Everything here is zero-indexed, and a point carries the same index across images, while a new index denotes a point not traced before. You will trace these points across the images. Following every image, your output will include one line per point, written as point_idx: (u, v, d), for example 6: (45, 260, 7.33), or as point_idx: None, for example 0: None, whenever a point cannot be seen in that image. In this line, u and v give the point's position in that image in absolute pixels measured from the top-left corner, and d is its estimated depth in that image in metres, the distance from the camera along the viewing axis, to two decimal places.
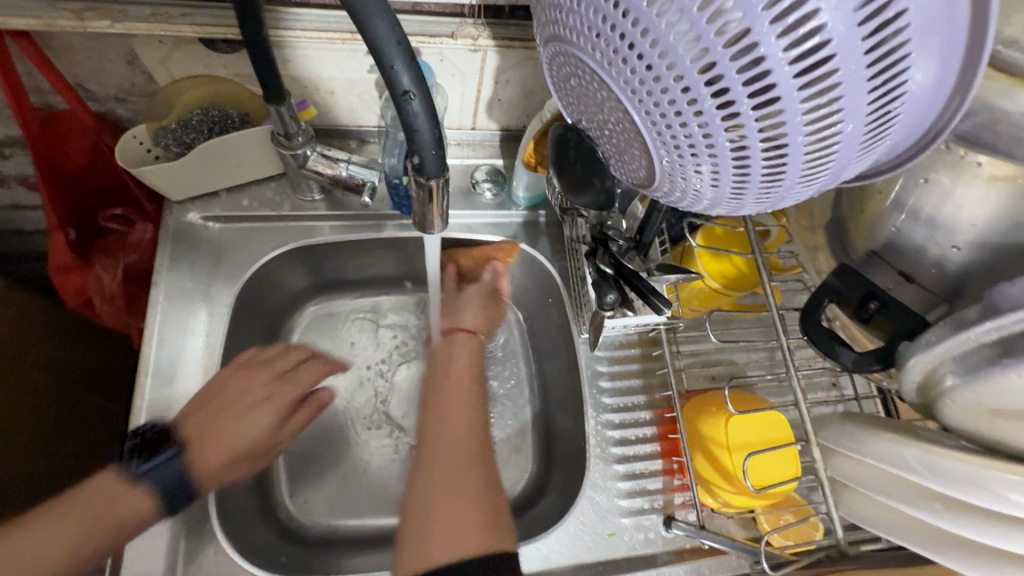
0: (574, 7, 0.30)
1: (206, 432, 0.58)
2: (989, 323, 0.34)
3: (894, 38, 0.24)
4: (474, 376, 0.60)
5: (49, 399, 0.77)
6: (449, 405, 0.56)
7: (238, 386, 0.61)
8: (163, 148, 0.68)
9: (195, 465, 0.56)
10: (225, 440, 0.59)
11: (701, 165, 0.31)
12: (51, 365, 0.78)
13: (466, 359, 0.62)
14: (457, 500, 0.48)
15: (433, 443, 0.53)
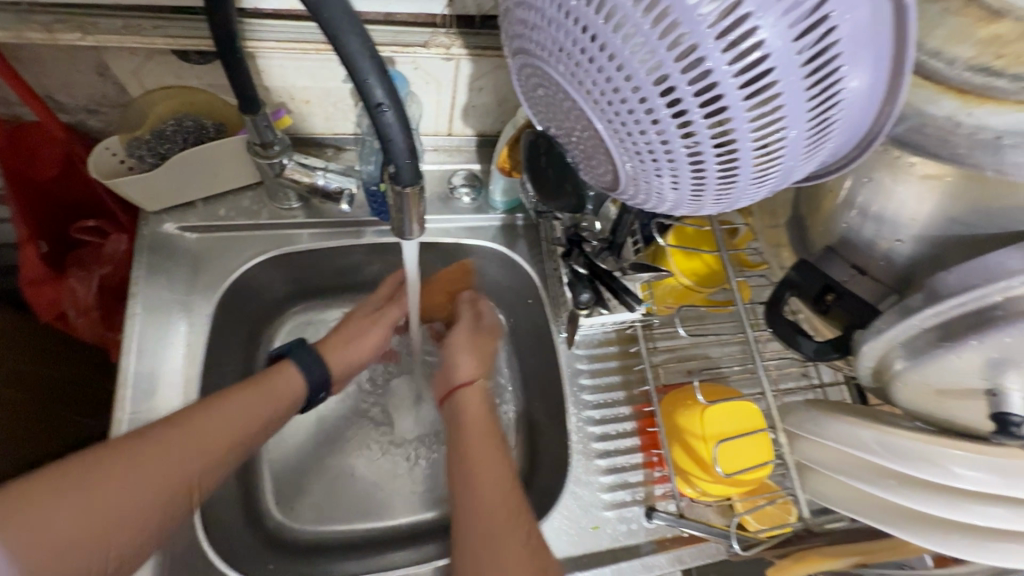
0: (537, 24, 0.31)
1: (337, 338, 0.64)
2: (930, 309, 0.36)
3: (828, 52, 0.26)
4: (492, 425, 0.56)
5: (22, 416, 0.76)
6: (472, 460, 0.52)
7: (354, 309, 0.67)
8: (137, 159, 0.68)
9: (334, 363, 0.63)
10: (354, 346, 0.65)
11: (661, 169, 0.33)
12: (24, 381, 0.77)
13: (478, 411, 0.57)
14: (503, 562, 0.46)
15: (465, 501, 0.50)
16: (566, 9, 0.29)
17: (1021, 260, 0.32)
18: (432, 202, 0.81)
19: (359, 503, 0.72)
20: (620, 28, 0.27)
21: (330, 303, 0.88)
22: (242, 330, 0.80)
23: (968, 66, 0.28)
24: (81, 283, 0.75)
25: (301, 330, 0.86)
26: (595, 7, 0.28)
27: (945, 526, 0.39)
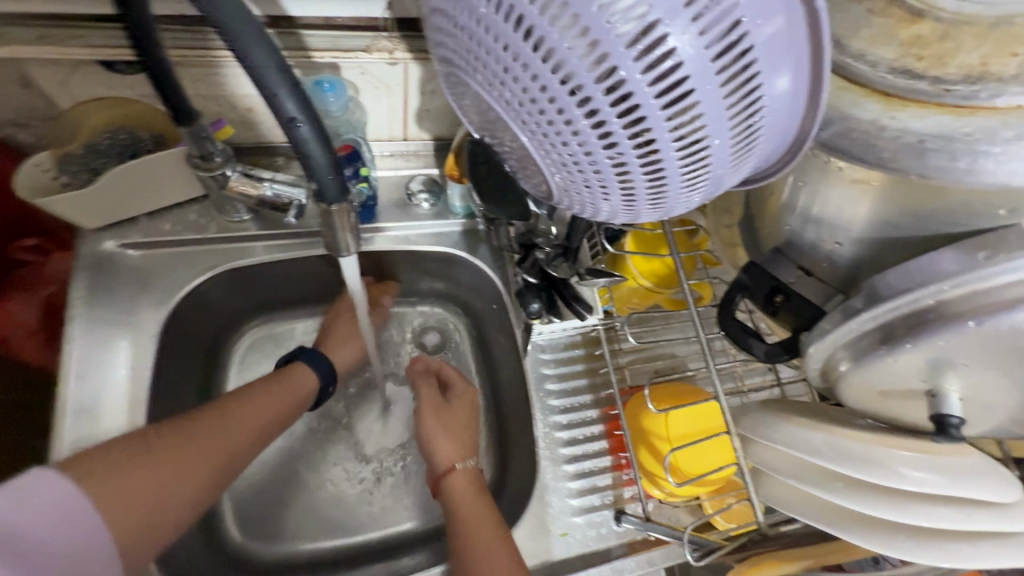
0: (453, 33, 0.30)
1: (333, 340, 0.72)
2: (868, 312, 0.35)
3: (743, 58, 0.25)
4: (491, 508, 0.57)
5: None
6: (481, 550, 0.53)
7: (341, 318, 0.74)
8: (71, 174, 0.64)
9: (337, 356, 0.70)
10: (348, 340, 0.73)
11: (590, 180, 0.32)
12: None
13: (471, 499, 0.58)
14: None
15: None
16: (477, 17, 0.28)
17: (954, 261, 0.32)
18: (389, 209, 0.78)
19: (326, 521, 0.72)
20: (530, 36, 0.26)
21: (292, 315, 0.86)
22: (196, 348, 0.77)
23: (890, 69, 0.27)
24: (20, 304, 0.71)
25: (262, 344, 0.85)
26: (503, 14, 0.26)
27: (891, 528, 0.39)
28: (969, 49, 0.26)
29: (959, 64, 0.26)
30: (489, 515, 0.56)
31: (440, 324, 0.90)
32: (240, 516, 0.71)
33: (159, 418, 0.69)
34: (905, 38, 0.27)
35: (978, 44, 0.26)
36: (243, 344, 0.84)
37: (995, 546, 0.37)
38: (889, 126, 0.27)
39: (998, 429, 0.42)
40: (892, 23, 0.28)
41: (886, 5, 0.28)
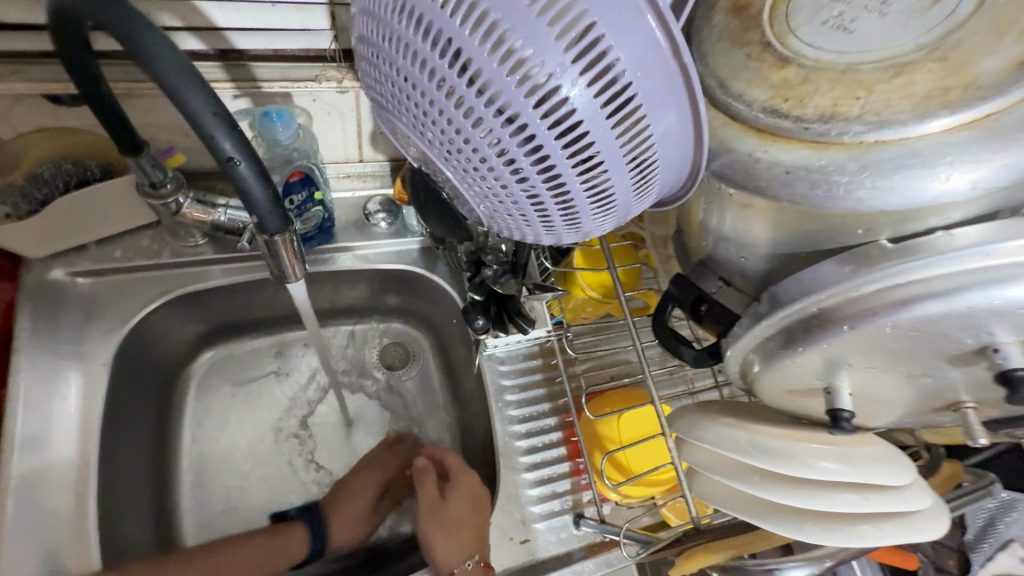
0: (379, 80, 0.34)
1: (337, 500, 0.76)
2: (767, 319, 0.39)
3: (628, 105, 0.29)
4: None
5: None
6: None
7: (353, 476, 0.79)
8: (12, 206, 0.64)
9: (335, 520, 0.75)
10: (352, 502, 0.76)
11: (510, 210, 0.35)
12: None
13: None
14: None
15: None
16: (398, 68, 0.31)
17: (835, 271, 0.35)
18: (347, 229, 0.80)
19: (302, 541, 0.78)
20: (443, 85, 0.30)
21: (251, 338, 0.87)
22: (151, 373, 0.77)
23: (762, 108, 0.32)
24: None
25: (222, 368, 0.85)
26: (419, 68, 0.30)
27: (802, 515, 0.43)
28: (823, 92, 0.30)
29: (815, 105, 0.30)
30: None
31: (404, 339, 0.92)
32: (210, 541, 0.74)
33: (113, 448, 0.69)
34: (775, 81, 0.32)
35: (831, 87, 0.30)
36: (203, 368, 0.84)
37: (893, 525, 0.41)
38: (763, 159, 0.31)
39: (900, 421, 0.46)
40: (765, 67, 0.32)
41: (762, 51, 0.33)
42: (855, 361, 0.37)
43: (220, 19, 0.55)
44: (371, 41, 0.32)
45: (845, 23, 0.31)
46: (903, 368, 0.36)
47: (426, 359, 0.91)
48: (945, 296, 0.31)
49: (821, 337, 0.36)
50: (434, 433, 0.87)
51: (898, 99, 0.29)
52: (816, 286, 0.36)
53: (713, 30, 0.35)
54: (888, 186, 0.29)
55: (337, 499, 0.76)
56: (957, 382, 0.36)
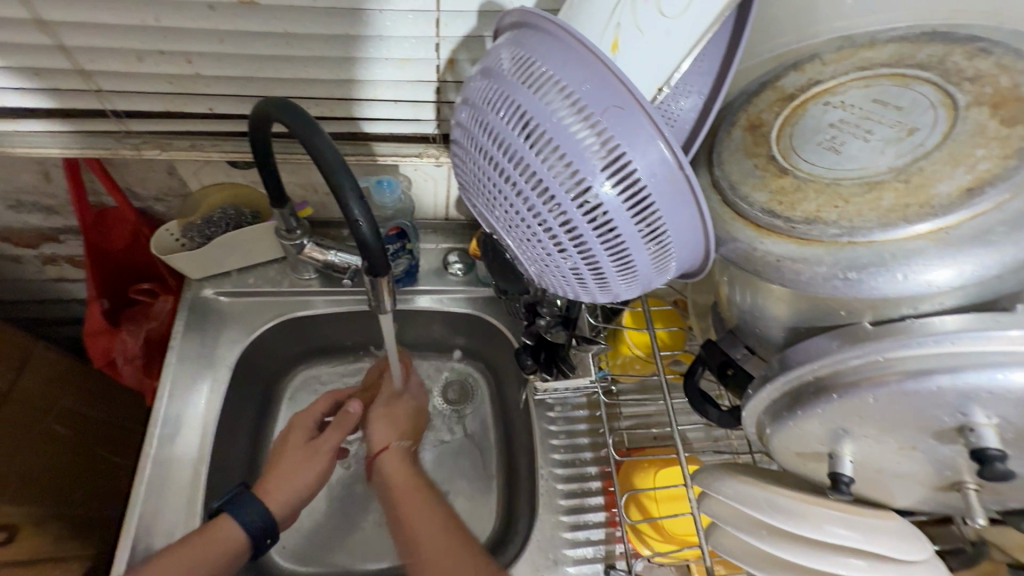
0: (467, 172, 0.46)
1: (274, 474, 0.71)
2: (772, 384, 0.44)
3: (647, 204, 0.38)
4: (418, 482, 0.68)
5: (63, 451, 0.94)
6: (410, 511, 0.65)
7: (289, 435, 0.75)
8: (189, 239, 0.83)
9: (271, 493, 0.69)
10: (284, 473, 0.71)
11: (555, 274, 0.45)
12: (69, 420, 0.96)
13: (403, 475, 0.69)
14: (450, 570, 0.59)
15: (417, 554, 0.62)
16: (481, 167, 0.43)
17: (829, 345, 0.40)
18: (428, 275, 0.94)
19: None
20: (511, 182, 0.41)
21: (338, 361, 1.01)
22: (260, 380, 0.93)
23: (761, 208, 0.39)
24: (131, 336, 0.90)
25: (309, 384, 0.99)
26: (496, 170, 0.42)
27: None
28: (810, 199, 0.38)
29: (803, 210, 0.38)
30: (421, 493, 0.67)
31: (466, 377, 1.02)
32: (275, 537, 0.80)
33: (223, 443, 0.83)
34: (774, 188, 0.40)
35: (817, 196, 0.38)
36: (296, 381, 0.98)
37: None
38: (759, 249, 0.39)
39: (922, 502, 0.47)
40: (768, 175, 0.41)
41: (767, 163, 0.41)
42: (851, 431, 0.41)
43: (357, 112, 0.70)
44: (464, 147, 0.45)
45: (835, 145, 0.40)
46: (896, 440, 0.40)
47: (482, 397, 1.01)
48: (919, 375, 0.36)
49: (815, 403, 0.41)
50: (480, 467, 0.95)
51: (868, 210, 0.36)
52: (813, 358, 0.41)
53: (731, 141, 0.44)
54: (857, 278, 0.35)
55: (273, 465, 0.72)
56: (952, 461, 0.39)
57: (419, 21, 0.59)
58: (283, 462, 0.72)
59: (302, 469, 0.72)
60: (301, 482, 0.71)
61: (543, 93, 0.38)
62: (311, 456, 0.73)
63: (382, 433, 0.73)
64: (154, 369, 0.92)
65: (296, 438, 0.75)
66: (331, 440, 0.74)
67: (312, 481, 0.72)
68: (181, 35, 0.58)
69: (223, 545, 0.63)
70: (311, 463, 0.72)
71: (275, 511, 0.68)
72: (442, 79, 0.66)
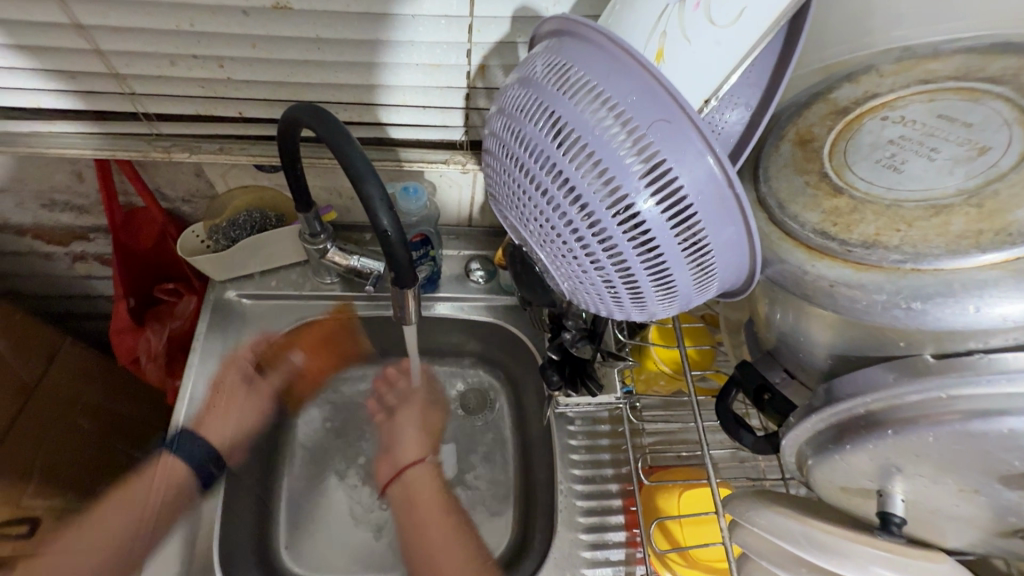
0: (498, 183, 0.44)
1: (212, 413, 0.81)
2: (816, 415, 0.41)
3: (691, 219, 0.36)
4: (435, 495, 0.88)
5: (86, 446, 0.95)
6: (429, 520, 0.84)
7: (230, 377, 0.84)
8: (214, 241, 0.83)
9: (207, 428, 0.80)
10: (223, 414, 0.82)
11: (589, 290, 0.43)
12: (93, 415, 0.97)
13: (427, 488, 0.89)
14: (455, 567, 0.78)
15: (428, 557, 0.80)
16: (514, 178, 0.42)
17: (883, 376, 0.37)
18: (449, 282, 0.92)
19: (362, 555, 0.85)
20: (545, 194, 0.39)
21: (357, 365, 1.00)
22: (280, 383, 0.92)
23: (813, 229, 0.37)
24: (155, 334, 0.92)
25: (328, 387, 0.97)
26: (531, 181, 0.40)
27: None
28: (868, 222, 0.35)
29: (860, 233, 0.35)
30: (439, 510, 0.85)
31: (484, 386, 1.01)
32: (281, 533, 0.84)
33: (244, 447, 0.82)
34: (827, 208, 0.37)
35: (876, 219, 0.35)
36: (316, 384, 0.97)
37: None
38: (810, 272, 0.36)
39: (976, 546, 0.44)
40: (821, 194, 0.38)
41: (819, 181, 0.39)
42: (905, 468, 0.39)
43: (384, 118, 0.69)
44: (496, 156, 0.43)
45: (896, 163, 0.37)
46: (955, 482, 0.37)
47: (500, 407, 0.99)
48: (987, 416, 0.33)
49: (867, 438, 0.38)
50: (497, 479, 0.93)
51: (934, 236, 0.33)
52: (865, 389, 0.38)
53: (779, 157, 0.42)
54: (921, 309, 0.33)
55: (215, 401, 0.82)
56: (1017, 506, 0.37)
57: (452, 26, 0.58)
58: (225, 405, 0.83)
59: (241, 411, 0.86)
60: (237, 422, 0.85)
61: (583, 102, 0.36)
62: (229, 402, 0.84)
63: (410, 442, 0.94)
64: (176, 368, 0.93)
65: (228, 383, 0.84)
66: (240, 387, 0.86)
67: (252, 419, 0.87)
68: (214, 39, 0.58)
69: (169, 478, 0.75)
70: (216, 409, 0.82)
71: (220, 446, 0.80)
72: (472, 86, 0.65)
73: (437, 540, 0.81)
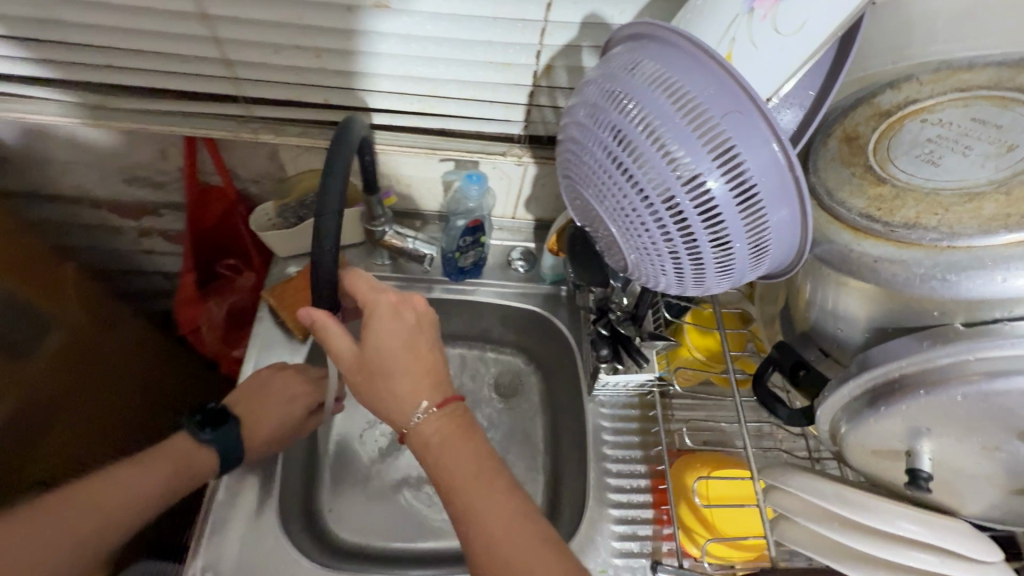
0: (576, 165, 0.50)
1: (248, 415, 0.73)
2: (855, 381, 0.46)
3: (755, 200, 0.42)
4: (480, 451, 0.58)
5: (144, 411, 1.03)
6: (480, 502, 0.54)
7: (277, 382, 0.75)
8: (283, 219, 0.89)
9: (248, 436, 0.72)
10: (259, 421, 0.73)
11: (654, 261, 0.49)
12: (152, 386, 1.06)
13: (457, 448, 0.57)
14: (534, 548, 0.52)
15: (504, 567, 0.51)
16: (594, 158, 0.47)
17: (904, 346, 0.43)
18: (493, 269, 1.00)
19: None
20: (625, 173, 0.45)
21: None
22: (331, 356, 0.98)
23: (860, 212, 0.42)
24: (217, 306, 1.00)
25: None
26: (612, 162, 0.46)
27: (878, 565, 0.48)
28: (909, 207, 0.41)
29: (902, 216, 0.41)
30: (491, 475, 0.56)
31: (518, 372, 1.06)
32: (328, 498, 0.87)
33: None
34: (872, 195, 0.43)
35: (916, 204, 0.41)
36: None
37: None
38: (855, 250, 0.42)
39: (993, 507, 0.49)
40: (866, 183, 0.44)
41: (864, 172, 0.45)
42: (930, 429, 0.44)
43: (454, 110, 0.75)
44: (577, 140, 0.49)
45: (934, 158, 0.43)
46: (979, 441, 0.42)
47: (532, 391, 1.05)
48: (1010, 374, 0.38)
49: (899, 399, 0.43)
50: (528, 458, 0.98)
51: (968, 218, 0.39)
52: (895, 356, 0.43)
53: (827, 152, 0.47)
54: (955, 280, 0.38)
55: (252, 403, 0.74)
56: None
57: (526, 29, 0.65)
58: (256, 409, 0.73)
59: (275, 414, 0.73)
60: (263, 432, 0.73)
61: (664, 95, 0.42)
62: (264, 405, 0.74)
63: (396, 395, 0.59)
64: (232, 339, 1.02)
65: (289, 388, 0.75)
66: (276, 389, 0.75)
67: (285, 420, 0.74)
68: (317, 31, 0.64)
69: (188, 467, 0.69)
70: (260, 415, 0.73)
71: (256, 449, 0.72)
72: (536, 84, 0.71)
73: (493, 504, 0.54)
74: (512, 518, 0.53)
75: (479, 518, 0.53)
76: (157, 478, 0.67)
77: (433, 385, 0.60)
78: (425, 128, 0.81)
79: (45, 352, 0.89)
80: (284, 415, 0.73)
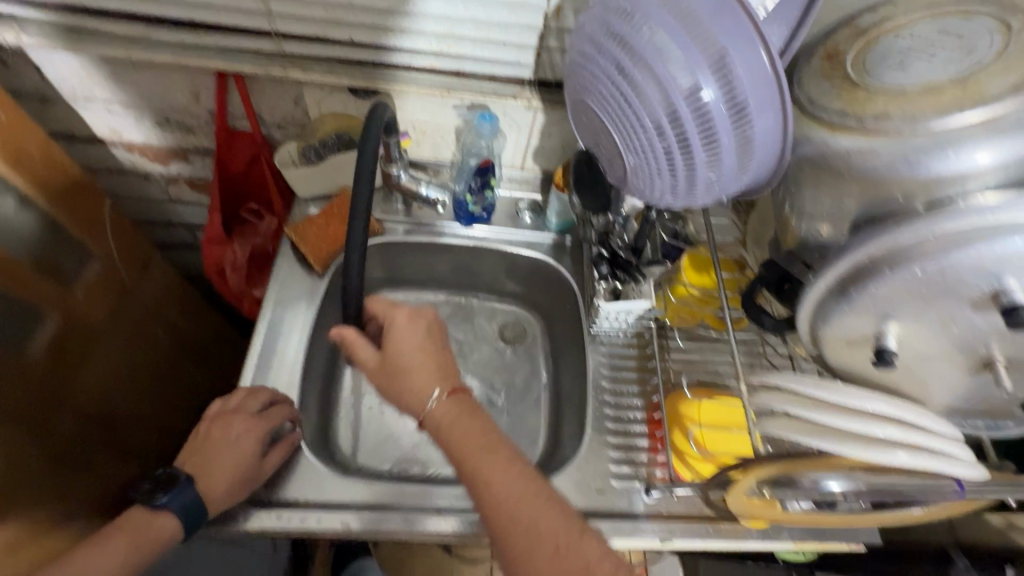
0: (583, 79, 0.55)
1: (202, 469, 0.69)
2: (824, 274, 0.51)
3: (744, 106, 0.48)
4: (489, 424, 0.61)
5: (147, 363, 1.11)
6: (493, 469, 0.57)
7: (223, 426, 0.73)
8: (305, 158, 0.95)
9: (206, 489, 0.67)
10: (214, 470, 0.68)
11: (651, 165, 0.54)
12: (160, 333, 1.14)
13: (467, 425, 0.61)
14: (543, 516, 0.54)
15: (521, 530, 0.54)
16: (600, 68, 0.52)
17: (870, 236, 0.48)
18: (502, 217, 1.05)
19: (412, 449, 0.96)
20: (628, 78, 0.50)
21: (408, 292, 1.11)
22: None
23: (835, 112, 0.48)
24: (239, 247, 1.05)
25: None
26: (616, 69, 0.51)
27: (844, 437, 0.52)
28: (878, 104, 0.46)
29: (872, 110, 0.46)
30: (499, 447, 0.59)
31: (521, 320, 1.11)
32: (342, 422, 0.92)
33: (321, 343, 0.92)
34: (848, 97, 0.48)
35: (885, 101, 0.46)
36: None
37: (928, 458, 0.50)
38: (831, 144, 0.48)
39: (953, 390, 0.55)
40: (843, 88, 0.49)
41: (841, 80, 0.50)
42: (895, 310, 0.49)
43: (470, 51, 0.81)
44: (584, 55, 0.54)
45: None
46: (936, 314, 0.48)
47: (535, 338, 1.10)
48: (962, 245, 0.44)
49: (867, 281, 0.48)
50: (532, 398, 1.03)
51: (928, 108, 0.44)
52: (865, 243, 0.48)
53: (810, 67, 0.52)
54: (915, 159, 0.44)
55: (205, 455, 0.70)
56: (980, 331, 0.47)
57: None
58: (210, 460, 0.70)
59: (230, 458, 0.70)
60: (222, 479, 0.68)
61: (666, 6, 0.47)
62: (216, 454, 0.70)
63: (412, 386, 0.64)
64: (254, 279, 1.08)
65: (232, 430, 0.72)
66: (227, 431, 0.72)
67: (245, 455, 0.70)
68: None
69: (151, 532, 0.65)
70: (215, 462, 0.69)
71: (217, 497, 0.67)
72: (546, 24, 0.77)
73: (501, 470, 0.57)
74: (519, 484, 0.56)
75: (487, 480, 0.56)
76: (123, 548, 0.63)
77: (444, 376, 0.64)
78: (441, 70, 0.86)
79: (86, 278, 0.96)
80: (236, 456, 0.70)
